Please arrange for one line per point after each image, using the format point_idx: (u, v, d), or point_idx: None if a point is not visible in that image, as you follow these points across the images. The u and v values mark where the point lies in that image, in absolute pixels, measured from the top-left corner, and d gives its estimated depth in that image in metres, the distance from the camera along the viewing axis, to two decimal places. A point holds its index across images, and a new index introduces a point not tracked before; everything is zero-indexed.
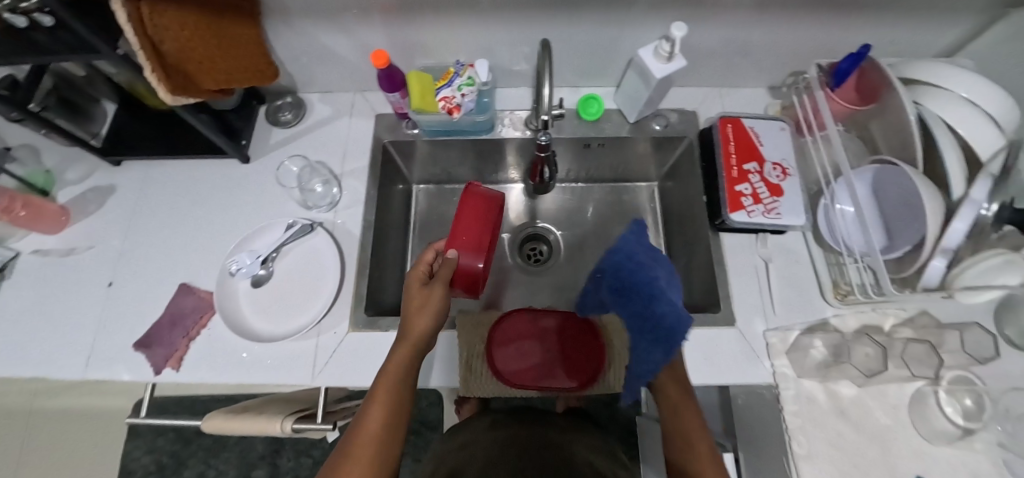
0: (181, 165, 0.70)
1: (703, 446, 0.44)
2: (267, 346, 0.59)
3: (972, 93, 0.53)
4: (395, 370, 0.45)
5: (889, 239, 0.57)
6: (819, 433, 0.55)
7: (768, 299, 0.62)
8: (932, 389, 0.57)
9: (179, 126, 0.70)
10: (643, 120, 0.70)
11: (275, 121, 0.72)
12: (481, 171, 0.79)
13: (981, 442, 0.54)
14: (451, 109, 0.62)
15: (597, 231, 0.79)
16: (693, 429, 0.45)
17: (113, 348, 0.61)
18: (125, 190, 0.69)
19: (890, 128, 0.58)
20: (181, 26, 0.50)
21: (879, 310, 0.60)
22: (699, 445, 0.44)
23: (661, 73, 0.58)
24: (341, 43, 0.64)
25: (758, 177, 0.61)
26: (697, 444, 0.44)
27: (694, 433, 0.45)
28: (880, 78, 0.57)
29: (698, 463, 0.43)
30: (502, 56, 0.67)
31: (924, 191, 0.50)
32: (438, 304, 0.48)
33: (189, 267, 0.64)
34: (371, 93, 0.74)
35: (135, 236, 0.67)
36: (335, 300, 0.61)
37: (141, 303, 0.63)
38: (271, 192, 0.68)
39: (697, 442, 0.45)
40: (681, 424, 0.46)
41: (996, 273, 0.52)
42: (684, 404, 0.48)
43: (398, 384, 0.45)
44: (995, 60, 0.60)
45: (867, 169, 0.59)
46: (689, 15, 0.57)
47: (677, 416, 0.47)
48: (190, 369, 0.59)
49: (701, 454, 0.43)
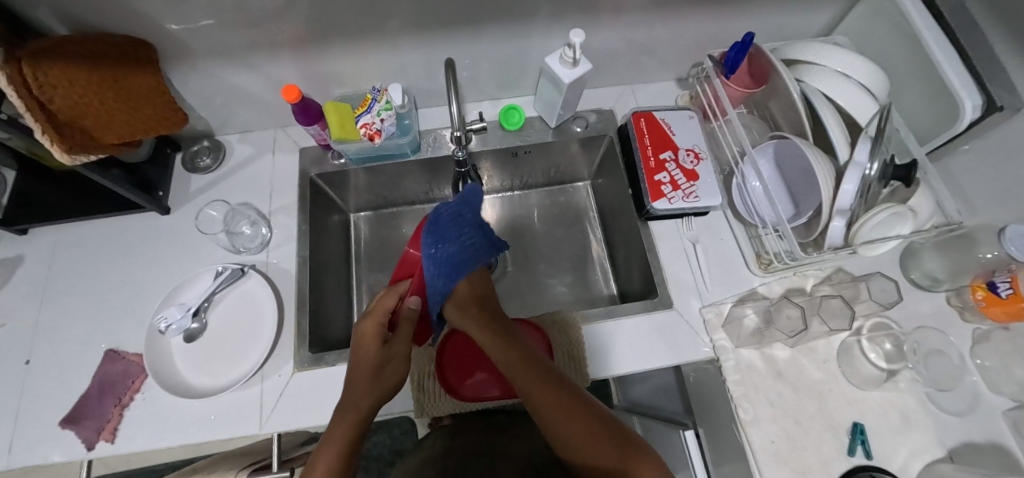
0: (96, 226, 0.67)
1: (559, 399, 0.43)
2: (209, 401, 0.57)
3: (844, 68, 0.58)
4: (346, 424, 0.43)
5: (795, 207, 0.62)
6: (763, 397, 0.58)
7: (699, 278, 0.65)
8: (855, 339, 0.62)
9: (88, 185, 0.67)
10: (563, 123, 0.73)
11: (193, 167, 0.70)
12: (417, 192, 0.80)
13: (904, 380, 0.59)
14: (372, 135, 0.63)
15: (538, 235, 0.81)
16: (530, 380, 0.45)
17: (30, 432, 0.56)
18: (33, 259, 0.65)
19: (785, 105, 0.62)
20: (68, 80, 0.49)
21: (800, 273, 0.64)
22: (564, 394, 0.44)
23: (570, 78, 0.61)
24: (252, 82, 0.65)
25: (674, 165, 0.65)
26: (551, 397, 0.43)
27: (530, 379, 0.45)
28: (766, 61, 0.61)
29: (563, 421, 0.42)
30: (417, 78, 0.69)
31: (814, 159, 0.54)
32: (390, 357, 0.49)
33: (114, 331, 0.61)
34: (293, 128, 0.74)
35: (50, 306, 0.62)
36: (276, 341, 0.60)
37: (61, 378, 0.59)
38: (198, 241, 0.66)
39: (563, 395, 0.44)
40: (517, 368, 0.47)
41: (890, 225, 0.57)
42: (506, 341, 0.50)
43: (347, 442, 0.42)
44: (858, 36, 0.68)
45: (768, 145, 0.63)
46: (584, 21, 0.61)
47: (493, 343, 0.51)
48: (126, 438, 0.55)
49: (548, 403, 0.43)
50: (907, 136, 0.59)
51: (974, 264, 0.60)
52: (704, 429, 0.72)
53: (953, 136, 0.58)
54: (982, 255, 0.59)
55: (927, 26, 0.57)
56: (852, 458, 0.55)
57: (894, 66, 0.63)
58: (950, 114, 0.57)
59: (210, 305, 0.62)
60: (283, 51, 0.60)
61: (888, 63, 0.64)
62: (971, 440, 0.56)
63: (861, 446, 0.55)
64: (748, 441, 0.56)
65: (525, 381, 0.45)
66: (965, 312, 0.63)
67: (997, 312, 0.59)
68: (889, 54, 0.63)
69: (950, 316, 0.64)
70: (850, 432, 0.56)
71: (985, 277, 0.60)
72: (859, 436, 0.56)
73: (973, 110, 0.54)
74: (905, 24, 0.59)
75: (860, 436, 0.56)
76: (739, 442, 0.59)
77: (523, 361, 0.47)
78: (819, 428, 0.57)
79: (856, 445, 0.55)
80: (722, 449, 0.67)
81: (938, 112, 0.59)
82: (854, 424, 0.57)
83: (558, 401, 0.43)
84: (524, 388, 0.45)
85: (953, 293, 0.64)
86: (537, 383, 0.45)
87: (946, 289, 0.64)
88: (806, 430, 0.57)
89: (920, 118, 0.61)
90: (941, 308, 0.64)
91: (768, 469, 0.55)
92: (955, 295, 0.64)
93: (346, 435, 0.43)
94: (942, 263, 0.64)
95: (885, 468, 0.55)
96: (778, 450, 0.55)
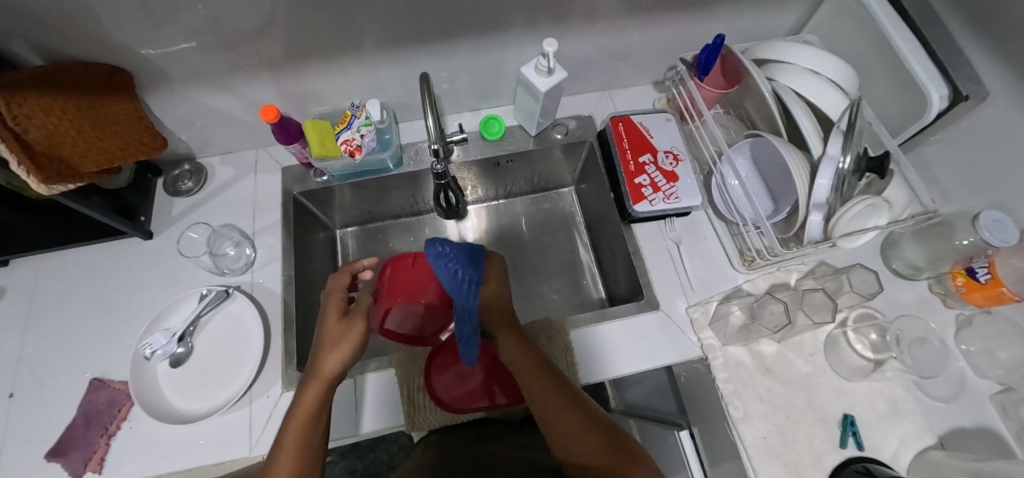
0: (78, 254, 0.66)
1: (570, 409, 0.47)
2: (197, 426, 0.56)
3: (814, 65, 0.59)
4: (310, 399, 0.45)
5: (774, 203, 0.63)
6: (752, 393, 0.58)
7: (684, 278, 0.66)
8: (841, 331, 0.62)
9: (69, 214, 0.66)
10: (544, 131, 0.74)
11: (175, 191, 0.70)
12: (402, 205, 0.80)
13: (891, 370, 0.59)
14: (353, 151, 0.64)
15: (525, 242, 0.82)
16: (542, 389, 0.48)
17: (14, 467, 0.55)
18: (14, 291, 0.64)
19: (760, 104, 0.63)
20: (44, 110, 0.49)
21: (783, 268, 0.65)
22: (575, 405, 0.47)
23: (546, 86, 0.62)
24: (231, 103, 0.65)
25: (654, 167, 0.66)
26: (561, 409, 0.47)
27: (543, 386, 0.48)
28: (738, 62, 0.62)
29: (570, 431, 0.46)
30: (396, 92, 0.69)
31: (788, 155, 0.55)
32: (358, 328, 0.48)
33: (99, 359, 0.60)
34: (275, 147, 0.74)
35: (33, 338, 0.62)
36: (264, 362, 0.59)
37: (45, 410, 0.58)
38: (182, 264, 0.66)
39: (574, 404, 0.47)
40: (529, 381, 0.49)
41: (867, 217, 0.58)
42: (518, 343, 0.52)
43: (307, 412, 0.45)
44: (826, 34, 0.69)
45: (744, 143, 0.64)
46: (557, 31, 0.62)
47: (506, 347, 0.52)
48: (114, 467, 0.54)
49: (559, 415, 0.46)
50: (879, 129, 0.60)
51: (952, 252, 0.62)
52: (699, 429, 0.72)
53: (923, 127, 0.59)
54: (958, 243, 0.60)
55: (891, 22, 0.58)
56: (844, 449, 0.55)
57: (861, 62, 0.64)
58: (918, 105, 0.58)
59: (195, 329, 0.61)
60: (260, 71, 0.60)
61: (856, 59, 0.65)
62: (960, 425, 0.57)
63: (852, 437, 0.56)
64: (740, 438, 0.56)
65: (536, 388, 0.48)
66: (948, 298, 0.64)
67: (976, 297, 0.59)
68: (857, 50, 0.65)
69: (932, 302, 0.65)
70: (841, 424, 0.57)
71: (963, 263, 0.60)
72: (849, 427, 0.56)
73: (940, 101, 0.55)
74: (870, 20, 0.61)
75: (851, 427, 0.56)
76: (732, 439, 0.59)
77: (538, 370, 0.49)
78: (809, 421, 0.57)
79: (848, 436, 0.56)
80: (717, 448, 0.67)
81: (907, 104, 0.60)
82: (845, 416, 0.57)
83: (568, 411, 0.47)
84: (537, 396, 0.48)
85: (934, 280, 0.65)
86: (551, 393, 0.48)
87: (927, 277, 0.65)
88: (797, 424, 0.57)
89: (891, 111, 0.63)
90: (923, 295, 0.65)
91: (762, 465, 0.55)
92: (936, 282, 0.65)
93: (312, 410, 0.45)
94: (921, 251, 0.65)
95: (876, 458, 0.55)
96: (771, 446, 0.55)
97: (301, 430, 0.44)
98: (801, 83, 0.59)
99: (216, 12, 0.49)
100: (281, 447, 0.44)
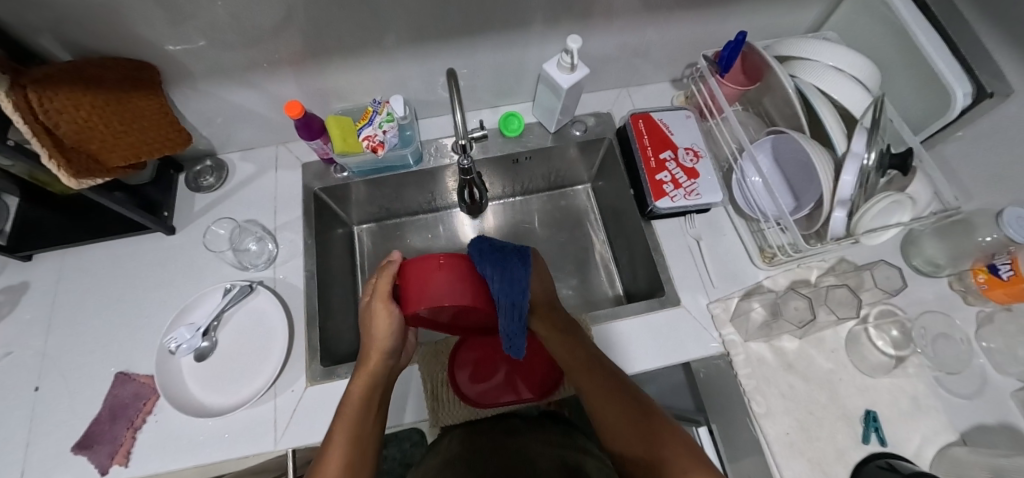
0: (101, 249, 0.67)
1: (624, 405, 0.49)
2: (222, 420, 0.56)
3: (837, 62, 0.59)
4: (359, 390, 0.48)
5: (796, 200, 0.63)
6: (774, 388, 0.59)
7: (704, 274, 0.66)
8: (862, 328, 0.62)
9: (92, 209, 0.67)
10: (563, 128, 0.74)
11: (196, 187, 0.70)
12: (420, 202, 0.81)
13: (913, 366, 0.59)
14: (375, 147, 0.63)
15: (541, 239, 0.82)
16: (593, 386, 0.50)
17: (41, 459, 0.55)
18: (38, 286, 0.65)
19: (779, 100, 0.63)
20: (73, 105, 0.49)
21: (803, 264, 0.65)
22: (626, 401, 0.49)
23: (568, 83, 0.62)
24: (253, 99, 0.65)
25: (674, 164, 0.66)
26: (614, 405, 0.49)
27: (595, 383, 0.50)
28: (760, 59, 0.62)
29: (623, 425, 0.48)
30: (417, 89, 0.70)
31: (813, 152, 0.55)
32: (391, 312, 0.50)
33: (123, 353, 0.61)
34: (295, 144, 0.75)
35: (59, 332, 0.62)
36: (288, 357, 0.60)
37: (71, 403, 0.58)
38: (204, 259, 0.66)
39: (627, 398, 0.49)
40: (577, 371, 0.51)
41: (889, 213, 0.58)
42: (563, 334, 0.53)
43: (361, 398, 0.48)
44: (846, 32, 0.69)
45: (765, 140, 0.64)
46: (578, 28, 0.62)
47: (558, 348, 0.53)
48: (141, 460, 0.55)
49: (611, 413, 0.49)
50: (901, 126, 0.60)
51: (974, 248, 0.61)
52: (717, 425, 0.72)
53: (946, 123, 0.59)
54: (980, 240, 0.60)
55: (914, 18, 0.58)
56: (867, 445, 0.55)
57: (882, 60, 0.64)
58: (941, 102, 0.58)
59: (219, 324, 0.62)
60: (284, 67, 0.61)
61: (877, 57, 0.65)
62: (982, 422, 0.57)
63: (875, 433, 0.56)
64: (763, 433, 0.56)
65: (588, 386, 0.50)
66: (968, 295, 0.64)
67: (999, 294, 0.59)
68: (878, 47, 0.65)
69: (953, 299, 0.65)
70: (863, 420, 0.57)
71: (985, 260, 0.60)
72: (872, 423, 0.56)
73: (965, 97, 0.55)
74: (892, 17, 0.60)
75: (873, 423, 0.56)
76: (753, 435, 0.60)
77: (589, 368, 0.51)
78: (831, 417, 0.57)
79: (871, 432, 0.56)
80: (736, 444, 0.67)
81: (929, 101, 0.60)
82: (867, 412, 0.57)
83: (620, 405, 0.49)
84: (587, 392, 0.50)
85: (955, 277, 0.65)
86: (602, 391, 0.50)
87: (947, 274, 0.65)
88: (820, 420, 0.57)
89: (913, 108, 0.63)
90: (943, 292, 0.65)
91: (786, 460, 0.55)
92: (956, 280, 0.65)
93: (362, 400, 0.48)
94: (941, 248, 0.65)
95: (899, 453, 0.55)
96: (794, 442, 0.56)
97: (350, 419, 0.47)
98: (824, 79, 0.59)
99: (244, 8, 0.50)
100: (335, 434, 0.46)
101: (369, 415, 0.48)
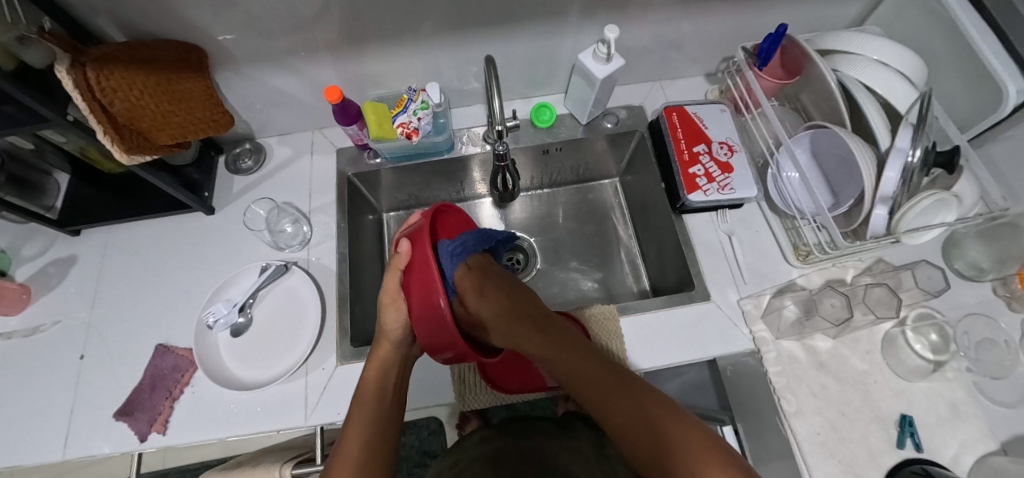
0: (146, 226, 0.69)
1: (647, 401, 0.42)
2: (255, 394, 0.58)
3: (881, 56, 0.58)
4: (372, 379, 0.50)
5: (834, 197, 0.61)
6: (806, 388, 0.58)
7: (736, 270, 0.65)
8: (899, 330, 0.61)
9: (138, 188, 0.69)
10: (594, 120, 0.74)
11: (235, 169, 0.73)
12: (449, 191, 0.82)
13: (952, 370, 0.58)
14: (409, 133, 0.65)
15: (565, 232, 0.82)
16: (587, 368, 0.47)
17: (85, 424, 0.58)
18: (86, 259, 0.67)
19: (818, 96, 0.62)
20: (126, 84, 0.51)
21: (839, 264, 0.64)
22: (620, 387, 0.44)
23: (603, 73, 0.62)
24: (294, 84, 0.67)
25: (708, 158, 0.66)
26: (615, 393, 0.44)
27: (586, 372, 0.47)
28: (799, 52, 0.61)
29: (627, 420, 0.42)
30: (451, 77, 0.71)
31: (855, 147, 0.54)
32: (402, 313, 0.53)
33: (164, 326, 0.63)
34: (330, 130, 0.76)
35: (104, 304, 0.65)
36: (320, 337, 0.61)
37: (114, 370, 0.61)
38: (242, 238, 0.68)
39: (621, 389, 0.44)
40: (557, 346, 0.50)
41: (933, 213, 0.56)
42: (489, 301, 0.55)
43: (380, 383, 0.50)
44: (892, 26, 0.67)
45: (804, 135, 0.63)
46: (614, 19, 0.62)
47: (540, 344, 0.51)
48: (178, 429, 0.56)
49: (619, 405, 0.43)
50: (946, 123, 0.59)
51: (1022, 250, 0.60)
52: (744, 425, 0.71)
53: (997, 121, 0.57)
54: None
55: (966, 12, 0.56)
56: (901, 450, 0.54)
57: (930, 55, 0.63)
58: (993, 98, 0.56)
59: (255, 301, 0.64)
60: (324, 53, 0.62)
61: (924, 53, 0.63)
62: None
63: (910, 438, 0.54)
64: (793, 433, 0.55)
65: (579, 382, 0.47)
66: (1013, 302, 0.62)
67: None
68: (924, 42, 0.63)
69: (996, 305, 0.62)
70: (898, 424, 0.56)
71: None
72: (907, 428, 0.55)
73: (1017, 95, 0.53)
74: (941, 10, 0.59)
75: (909, 427, 0.55)
76: (782, 434, 0.59)
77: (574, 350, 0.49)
78: (865, 419, 0.56)
79: (906, 437, 0.54)
80: (763, 444, 0.66)
81: (980, 98, 0.58)
82: (903, 416, 0.56)
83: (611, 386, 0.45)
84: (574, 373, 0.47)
85: (999, 282, 0.63)
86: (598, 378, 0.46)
87: (991, 278, 0.63)
88: (852, 422, 0.56)
89: (962, 106, 0.61)
90: (987, 297, 0.63)
91: (816, 461, 0.54)
92: (1001, 285, 0.63)
93: (376, 384, 0.50)
94: (986, 252, 0.63)
95: (935, 460, 0.54)
96: (825, 442, 0.55)
97: (370, 403, 0.49)
98: (868, 73, 0.57)
99: None
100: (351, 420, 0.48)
101: (386, 401, 0.50)
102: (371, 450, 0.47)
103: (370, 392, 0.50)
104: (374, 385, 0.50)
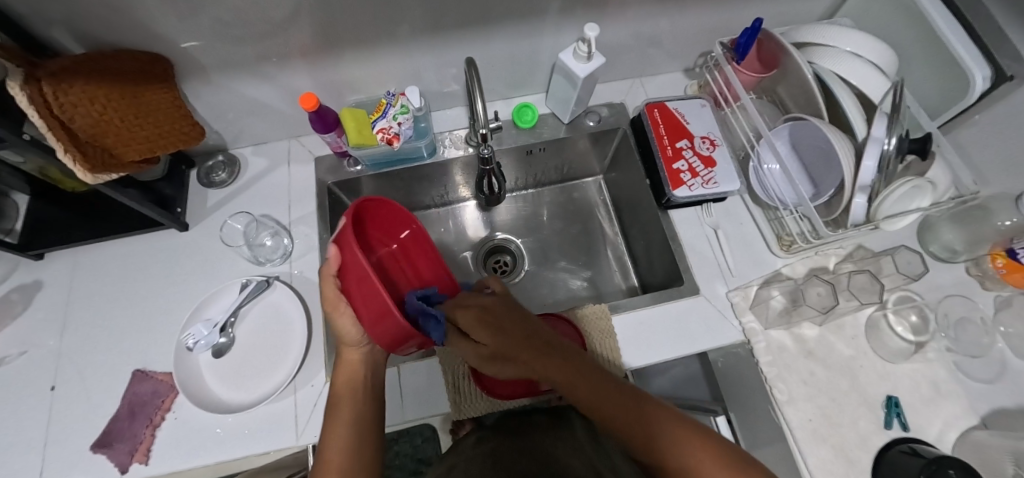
0: (116, 246, 0.66)
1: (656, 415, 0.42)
2: (243, 415, 0.56)
3: (855, 47, 0.59)
4: (345, 379, 0.50)
5: (815, 187, 0.62)
6: (797, 375, 0.58)
7: (723, 263, 0.66)
8: (881, 313, 0.62)
9: (106, 206, 0.66)
10: (576, 118, 0.74)
11: (208, 182, 0.70)
12: (432, 195, 0.80)
13: (933, 351, 0.60)
14: (390, 139, 0.63)
15: (552, 232, 0.82)
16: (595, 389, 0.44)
17: (60, 458, 0.55)
18: (53, 284, 0.64)
19: (795, 88, 0.62)
20: (87, 98, 0.48)
21: (822, 252, 0.65)
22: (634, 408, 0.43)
23: (584, 72, 0.62)
24: (267, 93, 0.64)
25: (691, 152, 0.66)
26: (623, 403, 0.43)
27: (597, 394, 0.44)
28: (775, 47, 0.62)
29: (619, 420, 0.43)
30: (431, 80, 0.69)
31: (833, 138, 0.55)
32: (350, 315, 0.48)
33: (141, 351, 0.60)
34: (307, 138, 0.74)
35: (74, 330, 0.61)
36: (307, 352, 0.59)
37: (89, 400, 0.58)
38: (220, 255, 0.66)
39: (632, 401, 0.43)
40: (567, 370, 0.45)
41: (909, 199, 0.58)
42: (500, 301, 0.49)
43: (353, 385, 0.49)
44: (862, 17, 0.69)
45: (782, 127, 0.64)
46: (593, 17, 0.62)
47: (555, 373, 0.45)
48: (161, 457, 0.54)
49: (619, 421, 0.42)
50: (918, 112, 0.61)
51: (991, 231, 0.62)
52: (736, 415, 0.72)
53: (965, 108, 0.59)
54: (1001, 223, 0.61)
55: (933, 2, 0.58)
56: (889, 431, 0.56)
57: (900, 46, 0.64)
58: (961, 86, 0.58)
59: (237, 320, 0.61)
60: (298, 60, 0.60)
61: (895, 43, 0.65)
62: (1003, 406, 0.57)
63: (896, 418, 0.56)
64: (785, 421, 0.56)
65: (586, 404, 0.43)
66: (986, 281, 0.64)
67: (1018, 278, 0.59)
68: (894, 33, 0.64)
69: (971, 285, 0.65)
70: (884, 406, 0.57)
71: (1003, 245, 0.61)
72: (893, 408, 0.56)
73: (983, 81, 0.55)
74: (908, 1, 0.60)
75: (895, 408, 0.56)
76: (774, 422, 0.60)
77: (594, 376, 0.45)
78: (853, 403, 0.57)
79: (892, 418, 0.56)
80: (755, 432, 0.67)
81: (949, 85, 0.60)
82: (889, 397, 0.57)
83: (623, 406, 0.43)
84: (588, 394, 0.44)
85: (971, 263, 0.65)
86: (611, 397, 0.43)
87: (964, 260, 0.65)
88: (842, 407, 0.57)
89: (931, 94, 0.63)
90: (961, 278, 0.65)
91: (808, 447, 0.55)
92: (974, 265, 0.65)
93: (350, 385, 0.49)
94: (958, 234, 0.65)
95: (921, 438, 0.56)
96: (816, 428, 0.56)
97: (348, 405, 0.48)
98: (842, 65, 0.58)
99: None
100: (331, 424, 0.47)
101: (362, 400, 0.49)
102: (357, 450, 0.45)
103: (345, 391, 0.49)
104: (349, 386, 0.49)
